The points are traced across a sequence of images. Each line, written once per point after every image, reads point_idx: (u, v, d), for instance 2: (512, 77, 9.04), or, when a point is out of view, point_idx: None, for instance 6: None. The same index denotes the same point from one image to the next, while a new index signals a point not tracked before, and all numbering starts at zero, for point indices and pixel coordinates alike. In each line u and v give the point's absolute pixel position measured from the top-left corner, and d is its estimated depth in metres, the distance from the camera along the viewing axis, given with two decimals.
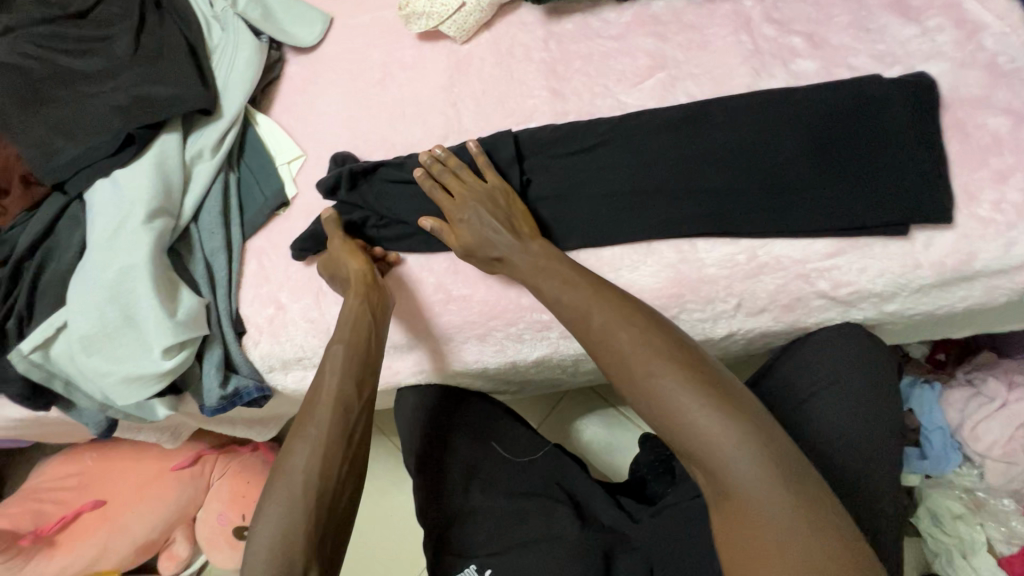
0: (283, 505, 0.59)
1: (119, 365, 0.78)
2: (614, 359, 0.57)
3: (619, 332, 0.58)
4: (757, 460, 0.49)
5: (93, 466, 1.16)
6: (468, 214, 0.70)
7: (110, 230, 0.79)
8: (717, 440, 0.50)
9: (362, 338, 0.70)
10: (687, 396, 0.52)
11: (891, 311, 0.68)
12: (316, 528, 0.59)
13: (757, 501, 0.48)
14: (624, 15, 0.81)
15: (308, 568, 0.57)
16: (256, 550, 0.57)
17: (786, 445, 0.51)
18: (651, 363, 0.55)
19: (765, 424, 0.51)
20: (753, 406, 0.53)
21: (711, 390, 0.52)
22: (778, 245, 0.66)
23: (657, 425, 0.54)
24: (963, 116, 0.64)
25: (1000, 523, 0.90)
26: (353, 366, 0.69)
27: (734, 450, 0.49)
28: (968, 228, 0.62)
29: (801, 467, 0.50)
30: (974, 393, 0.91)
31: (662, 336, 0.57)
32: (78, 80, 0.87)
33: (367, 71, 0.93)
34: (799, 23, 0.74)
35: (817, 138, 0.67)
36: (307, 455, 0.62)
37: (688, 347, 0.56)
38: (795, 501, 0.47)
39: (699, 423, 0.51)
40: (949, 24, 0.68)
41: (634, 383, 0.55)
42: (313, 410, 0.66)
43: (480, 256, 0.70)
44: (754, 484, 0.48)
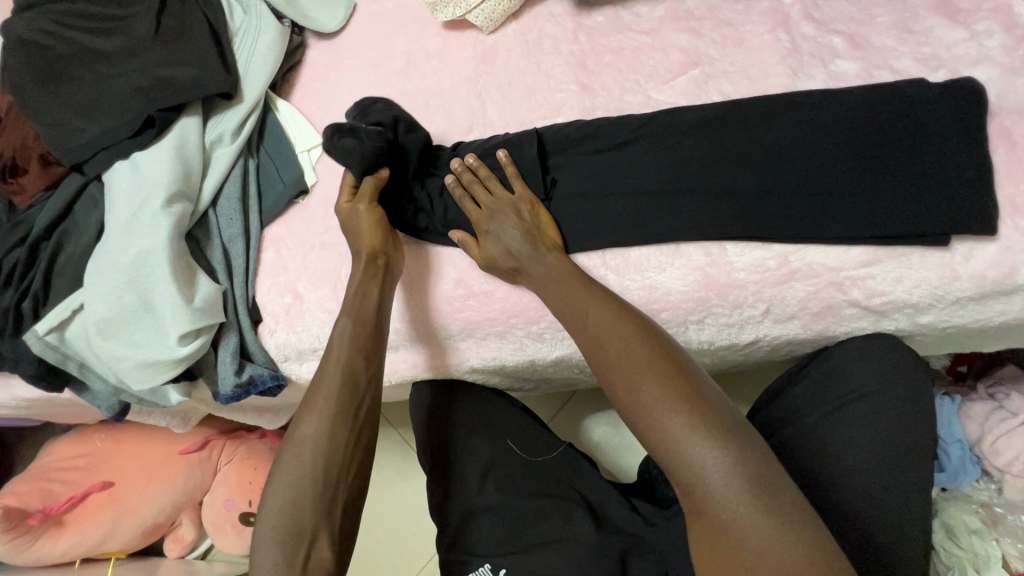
0: (291, 474, 0.59)
1: (134, 350, 0.77)
2: (601, 365, 0.59)
3: (608, 336, 0.59)
4: (731, 475, 0.49)
5: (103, 448, 1.16)
6: (495, 228, 0.71)
7: (128, 212, 0.78)
8: (688, 447, 0.50)
9: (368, 315, 0.70)
10: (663, 408, 0.52)
11: (924, 322, 0.66)
12: (325, 495, 0.59)
13: (726, 512, 0.48)
14: (657, 9, 0.79)
15: (317, 535, 0.57)
16: (267, 517, 0.58)
17: (764, 465, 0.50)
18: (632, 373, 0.55)
19: (745, 442, 0.51)
20: (733, 424, 0.52)
21: (690, 404, 0.52)
22: (811, 250, 0.65)
23: (637, 432, 0.55)
24: (1010, 124, 0.62)
25: (1016, 539, 0.90)
26: (360, 337, 0.68)
27: (705, 464, 0.49)
28: (1011, 240, 0.60)
29: (777, 487, 0.49)
30: (996, 407, 0.88)
31: (647, 347, 0.57)
32: (97, 59, 0.86)
33: (390, 59, 0.91)
34: (840, 22, 0.71)
35: (857, 141, 0.65)
36: (313, 424, 0.62)
37: (675, 360, 0.57)
38: (764, 516, 0.47)
39: (672, 434, 0.51)
40: (998, 27, 0.65)
41: (617, 391, 0.56)
42: (321, 382, 0.65)
43: (501, 267, 0.71)
44: (724, 491, 0.48)
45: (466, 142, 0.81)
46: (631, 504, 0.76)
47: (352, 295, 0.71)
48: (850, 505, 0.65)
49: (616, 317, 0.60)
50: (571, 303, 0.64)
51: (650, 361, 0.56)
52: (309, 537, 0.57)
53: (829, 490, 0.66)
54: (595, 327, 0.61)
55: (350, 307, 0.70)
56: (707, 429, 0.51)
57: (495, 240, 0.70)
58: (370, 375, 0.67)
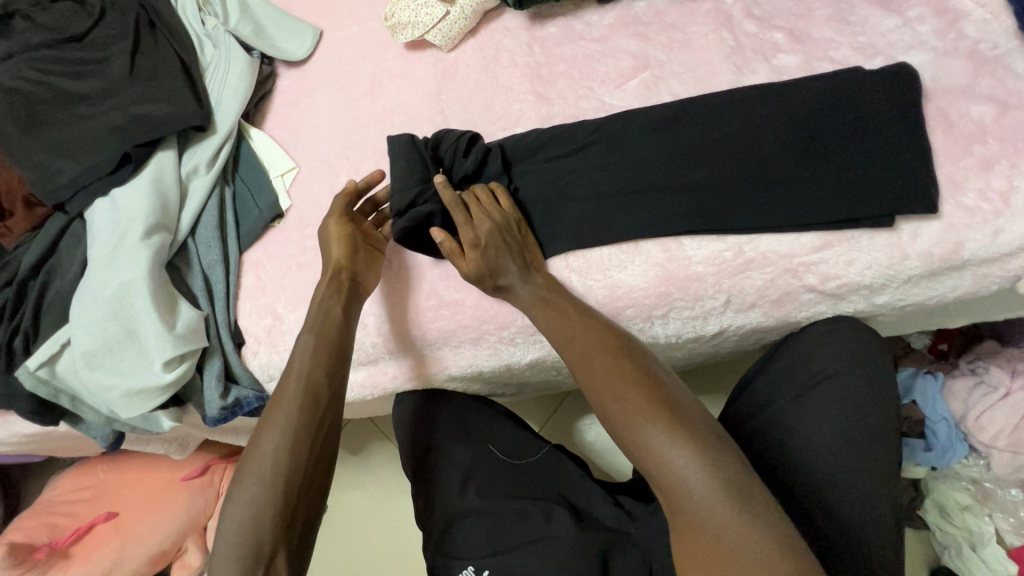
0: (249, 490, 0.59)
1: (122, 379, 0.80)
2: (585, 379, 0.61)
3: (592, 354, 0.62)
4: (708, 479, 0.51)
5: (107, 478, 1.20)
6: (490, 243, 0.69)
7: (110, 246, 0.81)
8: (667, 455, 0.53)
9: (333, 329, 0.71)
10: (644, 416, 0.55)
11: (881, 302, 0.67)
12: (285, 515, 0.59)
13: (705, 513, 0.50)
14: (607, 16, 0.82)
15: (274, 553, 0.57)
16: (226, 535, 0.57)
17: (741, 470, 0.52)
18: (617, 386, 0.58)
19: (723, 452, 0.53)
20: (712, 435, 0.54)
21: (669, 415, 0.55)
22: (764, 240, 0.66)
23: (621, 444, 0.57)
24: (946, 105, 0.64)
25: (1009, 514, 0.89)
26: (324, 355, 0.69)
27: (684, 470, 0.52)
28: (954, 218, 0.61)
29: (752, 490, 0.51)
30: (977, 381, 0.90)
31: (629, 361, 0.60)
32: (76, 102, 0.89)
33: (356, 82, 0.94)
34: (779, 17, 0.74)
35: (801, 131, 0.67)
36: (270, 443, 0.62)
37: (656, 376, 0.59)
38: (740, 517, 0.49)
39: (652, 442, 0.54)
40: (930, 13, 0.68)
41: (603, 404, 0.59)
42: (282, 402, 0.65)
43: (488, 284, 0.70)
44: (699, 493, 0.50)
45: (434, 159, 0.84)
46: (614, 501, 0.79)
47: (323, 312, 0.72)
48: (817, 484, 0.66)
49: (599, 336, 0.63)
50: (552, 324, 0.65)
51: (633, 375, 0.59)
52: (268, 557, 0.57)
53: (797, 471, 0.67)
54: (579, 346, 0.63)
55: (322, 327, 0.71)
56: (685, 439, 0.53)
57: (479, 240, 0.69)
58: (333, 391, 0.68)
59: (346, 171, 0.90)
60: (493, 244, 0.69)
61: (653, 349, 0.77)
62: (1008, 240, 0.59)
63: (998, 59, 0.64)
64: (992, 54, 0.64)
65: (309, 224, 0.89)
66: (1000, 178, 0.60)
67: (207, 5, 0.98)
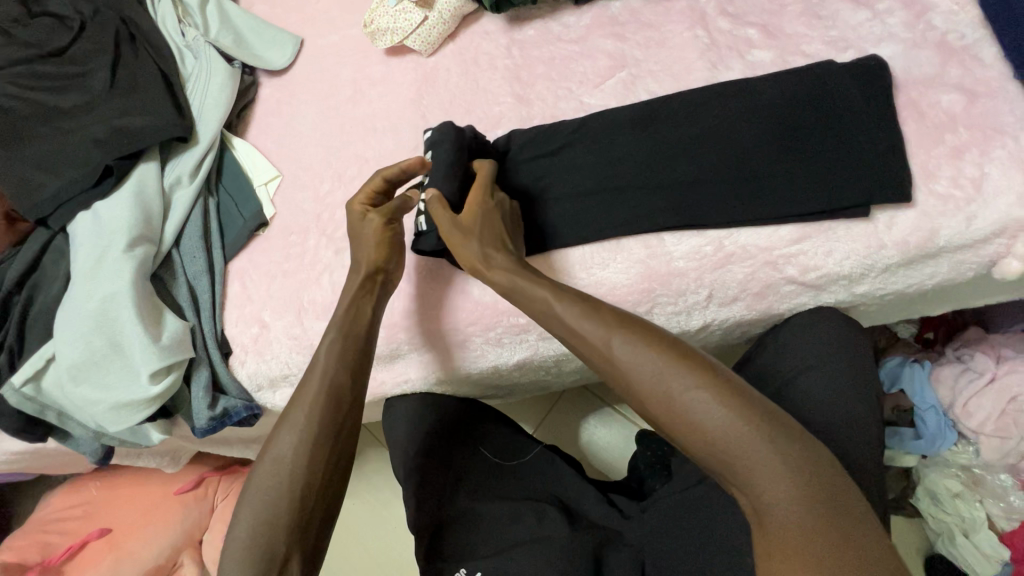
0: (264, 492, 0.60)
1: (109, 392, 0.79)
2: (646, 381, 0.52)
3: (640, 352, 0.54)
4: (795, 482, 0.47)
5: (99, 495, 1.19)
6: (489, 213, 0.68)
7: (93, 260, 0.81)
8: (751, 459, 0.48)
9: (360, 333, 0.70)
10: (720, 419, 0.49)
11: (861, 292, 0.68)
12: (300, 518, 0.59)
13: (798, 520, 0.46)
14: (584, 17, 0.83)
15: (288, 558, 0.57)
16: (237, 541, 0.58)
17: (821, 463, 0.49)
18: (680, 387, 0.51)
19: (810, 450, 0.49)
20: (797, 433, 0.50)
21: (756, 415, 0.49)
22: (744, 233, 0.67)
23: (692, 451, 0.51)
24: (917, 95, 0.65)
25: (998, 499, 0.90)
26: (348, 356, 0.68)
27: (782, 476, 0.47)
28: (928, 206, 0.62)
29: (836, 483, 0.48)
30: (964, 368, 0.91)
31: (693, 355, 0.53)
32: (57, 116, 0.89)
33: (338, 89, 0.95)
34: (753, 14, 0.75)
35: (777, 125, 0.67)
36: (287, 445, 0.62)
37: (722, 371, 0.53)
38: (831, 517, 0.46)
39: (743, 446, 0.48)
40: (898, 6, 0.69)
41: (664, 409, 0.51)
42: (303, 402, 0.65)
43: (470, 238, 0.66)
44: (789, 498, 0.47)
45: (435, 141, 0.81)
46: (608, 500, 0.81)
47: (350, 311, 0.70)
48: None
49: (652, 331, 0.55)
50: (595, 320, 0.57)
51: (704, 372, 0.51)
52: (281, 561, 0.57)
53: None
54: (622, 344, 0.54)
55: (347, 327, 0.69)
56: (776, 440, 0.48)
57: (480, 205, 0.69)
58: (355, 395, 0.67)
59: (330, 177, 0.90)
60: (499, 224, 0.68)
61: None
62: (981, 226, 0.60)
63: (966, 49, 0.65)
64: (960, 44, 0.65)
65: (294, 232, 0.89)
66: (971, 166, 0.61)
67: (186, 16, 0.99)
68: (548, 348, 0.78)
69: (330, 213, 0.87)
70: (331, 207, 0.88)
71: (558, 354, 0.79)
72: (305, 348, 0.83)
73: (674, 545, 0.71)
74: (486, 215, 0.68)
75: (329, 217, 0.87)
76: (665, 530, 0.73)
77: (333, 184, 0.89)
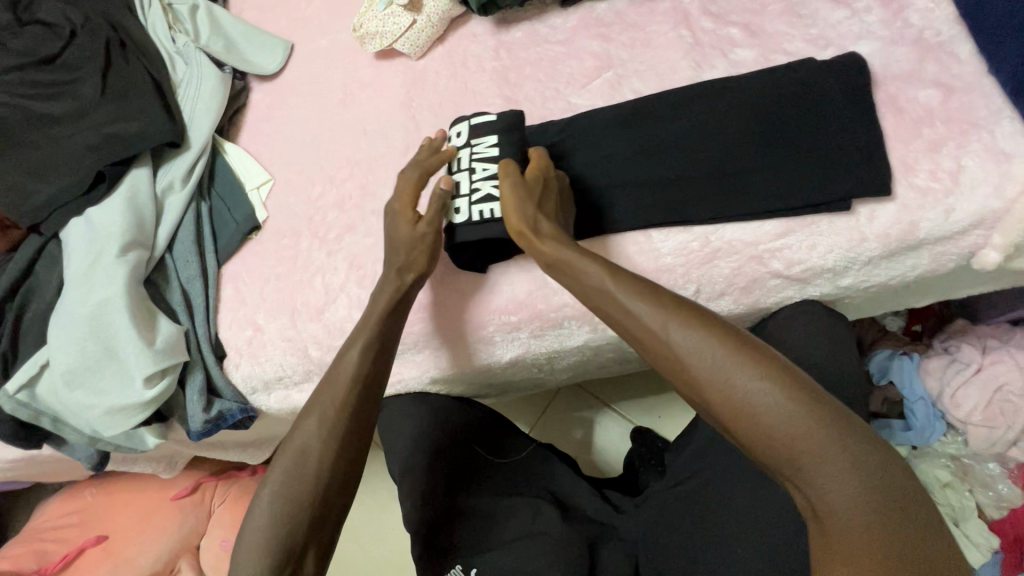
0: (286, 481, 0.60)
1: (103, 397, 0.79)
2: (706, 371, 0.51)
3: (701, 342, 0.52)
4: (861, 483, 0.46)
5: (95, 502, 1.18)
6: (551, 180, 0.69)
7: (86, 265, 0.81)
8: (815, 457, 0.47)
9: (390, 330, 0.70)
10: (785, 415, 0.48)
11: (845, 285, 0.69)
12: (319, 512, 0.60)
13: (863, 521, 0.45)
14: (570, 19, 0.84)
15: (303, 550, 0.59)
16: (256, 529, 0.58)
17: (890, 466, 0.47)
18: (744, 379, 0.50)
19: (876, 448, 0.48)
20: (863, 429, 0.48)
21: (821, 408, 0.48)
22: (728, 229, 0.68)
23: (752, 444, 0.50)
24: (895, 91, 0.66)
25: (987, 488, 0.91)
26: (373, 351, 0.68)
27: (848, 476, 0.46)
28: (908, 199, 0.63)
29: (904, 489, 0.46)
30: (951, 360, 0.92)
31: (758, 348, 0.52)
32: (48, 124, 0.89)
33: (329, 93, 0.96)
34: (735, 14, 0.76)
35: (761, 122, 0.68)
36: (310, 436, 0.62)
37: (786, 363, 0.51)
38: (897, 523, 0.45)
39: (808, 443, 0.47)
40: (876, 4, 0.71)
41: (726, 401, 0.50)
42: (328, 394, 0.65)
43: (535, 196, 0.66)
44: (854, 498, 0.46)
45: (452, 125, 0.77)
46: (601, 496, 0.82)
47: (378, 316, 0.69)
48: None
49: (712, 320, 0.54)
50: (651, 308, 0.55)
51: (768, 364, 0.50)
52: (297, 553, 0.58)
53: None
54: (681, 333, 0.53)
55: (371, 329, 0.68)
56: (841, 436, 0.47)
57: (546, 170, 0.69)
58: (374, 396, 0.67)
59: (322, 180, 0.90)
60: (556, 195, 0.69)
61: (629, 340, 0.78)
62: (960, 218, 0.61)
63: (942, 45, 0.67)
64: (936, 40, 0.67)
65: (286, 235, 0.89)
66: (948, 159, 0.62)
67: (177, 23, 1.00)
68: (539, 347, 0.78)
69: (322, 216, 0.88)
70: (323, 209, 0.88)
71: (549, 351, 0.79)
72: (299, 349, 0.84)
73: (666, 539, 0.72)
74: (548, 183, 0.68)
75: (321, 219, 0.88)
76: (657, 524, 0.74)
77: (324, 187, 0.90)
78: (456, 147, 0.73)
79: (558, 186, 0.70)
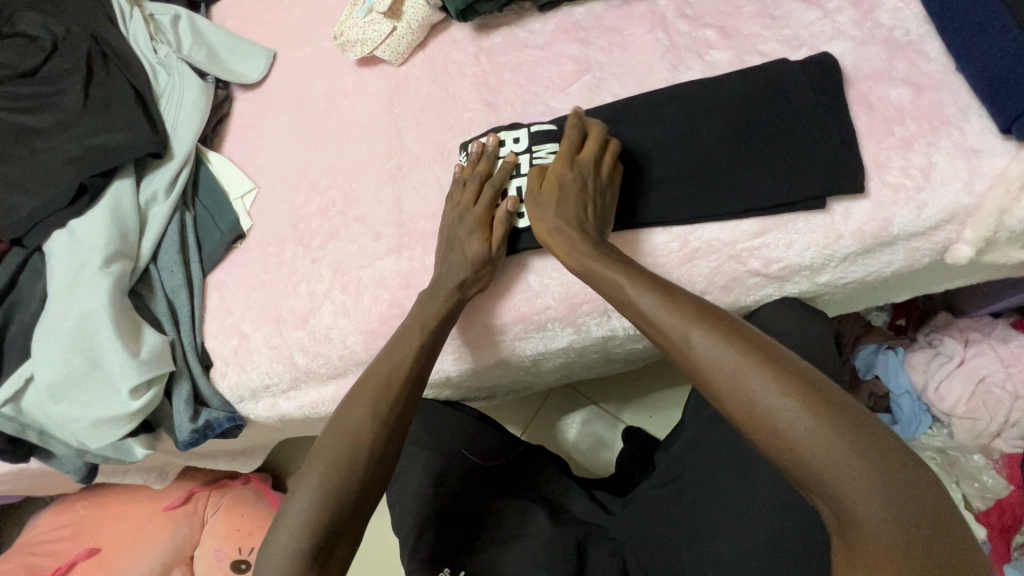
0: (332, 455, 0.58)
1: (89, 410, 0.79)
2: (726, 381, 0.49)
3: (722, 352, 0.50)
4: (890, 499, 0.42)
5: (86, 514, 1.18)
6: (564, 179, 0.67)
7: (69, 277, 0.81)
8: (841, 472, 0.44)
9: (437, 324, 0.69)
10: (810, 427, 0.45)
11: (824, 282, 0.70)
12: (361, 492, 0.58)
13: (893, 539, 0.42)
14: (548, 24, 0.85)
15: (340, 531, 0.56)
16: (296, 505, 0.56)
17: (924, 482, 0.43)
18: (766, 388, 0.47)
19: (915, 472, 0.44)
20: (899, 451, 0.44)
21: (848, 421, 0.45)
22: (707, 228, 0.69)
23: (775, 456, 0.47)
24: (866, 90, 0.67)
25: (972, 479, 0.92)
26: (419, 342, 0.68)
27: (876, 492, 0.43)
28: (881, 196, 0.64)
29: (939, 505, 0.43)
30: (934, 353, 0.93)
31: (782, 356, 0.49)
32: (30, 136, 0.89)
33: (312, 101, 0.96)
34: (710, 16, 0.77)
35: (737, 122, 0.69)
36: (357, 414, 0.62)
37: (814, 378, 0.48)
38: (930, 541, 0.41)
39: (833, 457, 0.44)
40: (847, 5, 0.72)
41: (746, 411, 0.48)
42: (376, 377, 0.65)
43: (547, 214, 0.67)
44: (884, 514, 0.42)
45: (500, 129, 0.78)
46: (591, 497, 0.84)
47: (433, 324, 0.69)
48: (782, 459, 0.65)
49: (735, 328, 0.52)
50: (670, 315, 0.54)
51: (794, 377, 0.47)
52: (333, 533, 0.55)
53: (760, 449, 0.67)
54: (701, 341, 0.51)
55: (419, 327, 0.69)
56: (872, 457, 0.44)
57: (559, 171, 0.67)
58: (416, 394, 0.66)
59: (306, 188, 0.91)
60: (573, 190, 0.66)
61: (613, 341, 0.78)
62: (932, 214, 0.62)
63: (912, 44, 0.68)
64: (906, 40, 0.68)
65: (270, 243, 0.90)
66: (919, 157, 0.63)
67: (158, 33, 0.99)
68: (525, 348, 0.78)
69: (306, 224, 0.88)
70: (307, 217, 0.89)
71: (536, 354, 0.79)
72: (285, 357, 0.84)
73: (650, 539, 0.74)
74: (561, 185, 0.66)
75: (305, 227, 0.88)
76: (646, 524, 0.76)
77: (308, 195, 0.90)
78: (517, 154, 0.75)
79: (578, 177, 0.67)
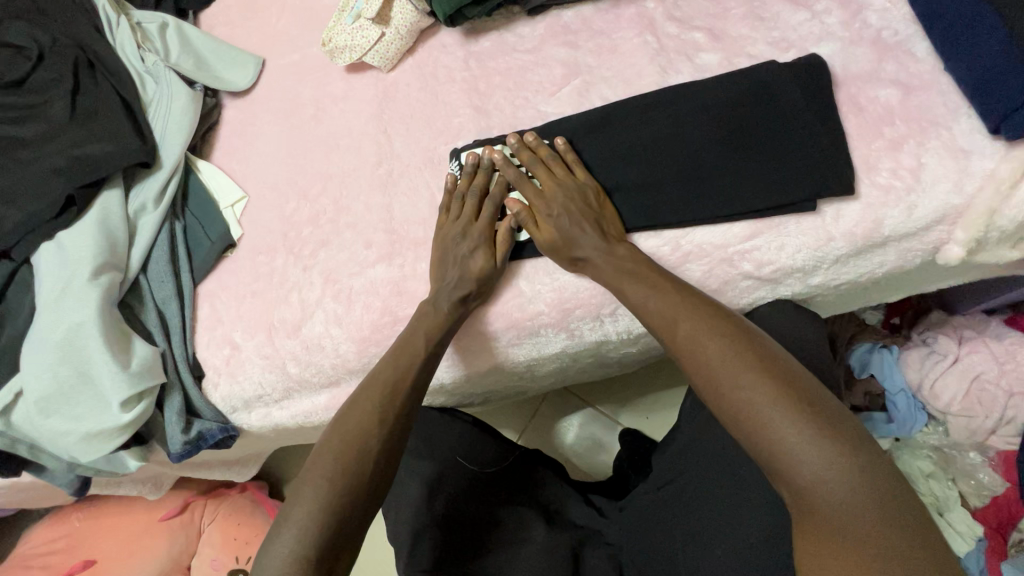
0: (334, 459, 0.59)
1: (79, 423, 0.78)
2: (706, 364, 0.54)
3: (706, 340, 0.55)
4: (844, 481, 0.45)
5: (82, 526, 1.17)
6: (557, 214, 0.69)
7: (58, 290, 0.80)
8: (800, 452, 0.46)
9: (436, 333, 0.69)
10: (775, 409, 0.48)
11: (816, 284, 0.69)
12: (361, 497, 0.58)
13: (845, 518, 0.44)
14: (537, 28, 0.85)
15: (340, 534, 0.56)
16: (297, 509, 0.56)
17: (883, 472, 0.45)
18: (739, 372, 0.51)
19: (875, 464, 0.46)
20: (860, 442, 0.46)
21: (813, 408, 0.48)
22: (699, 232, 0.69)
23: (743, 436, 0.50)
24: (855, 91, 0.67)
25: (968, 476, 0.91)
26: (418, 350, 0.68)
27: (831, 473, 0.45)
28: (871, 197, 0.64)
29: (896, 495, 0.44)
30: (929, 351, 0.93)
31: (763, 348, 0.53)
32: (16, 147, 0.88)
33: (301, 108, 0.95)
34: (698, 19, 0.77)
35: (726, 126, 0.69)
36: (359, 417, 0.62)
37: (790, 368, 0.52)
38: (882, 526, 0.43)
39: (795, 438, 0.47)
40: (835, 6, 0.72)
41: (719, 391, 0.52)
42: (378, 382, 0.66)
43: (561, 257, 0.69)
44: (838, 495, 0.44)
45: (494, 140, 0.78)
46: (588, 501, 0.85)
47: (438, 335, 0.69)
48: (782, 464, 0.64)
49: (722, 321, 0.56)
50: (662, 305, 0.60)
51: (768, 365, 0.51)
52: (333, 536, 0.55)
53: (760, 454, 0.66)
54: (688, 330, 0.56)
55: (420, 332, 0.69)
56: (832, 441, 0.46)
57: (550, 210, 0.70)
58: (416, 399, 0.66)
59: (296, 196, 0.90)
60: (571, 221, 0.68)
61: (607, 346, 0.78)
62: (922, 215, 0.62)
63: (900, 45, 0.68)
64: (894, 40, 0.68)
65: (261, 251, 0.89)
66: (909, 158, 0.63)
67: (145, 41, 0.98)
68: (518, 355, 0.77)
69: (297, 232, 0.87)
70: (298, 225, 0.88)
71: (529, 360, 0.79)
72: (276, 367, 0.83)
73: (646, 544, 0.74)
74: (557, 226, 0.69)
75: (296, 235, 0.87)
76: (641, 530, 0.76)
77: (298, 202, 0.89)
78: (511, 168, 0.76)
79: (567, 212, 0.69)
